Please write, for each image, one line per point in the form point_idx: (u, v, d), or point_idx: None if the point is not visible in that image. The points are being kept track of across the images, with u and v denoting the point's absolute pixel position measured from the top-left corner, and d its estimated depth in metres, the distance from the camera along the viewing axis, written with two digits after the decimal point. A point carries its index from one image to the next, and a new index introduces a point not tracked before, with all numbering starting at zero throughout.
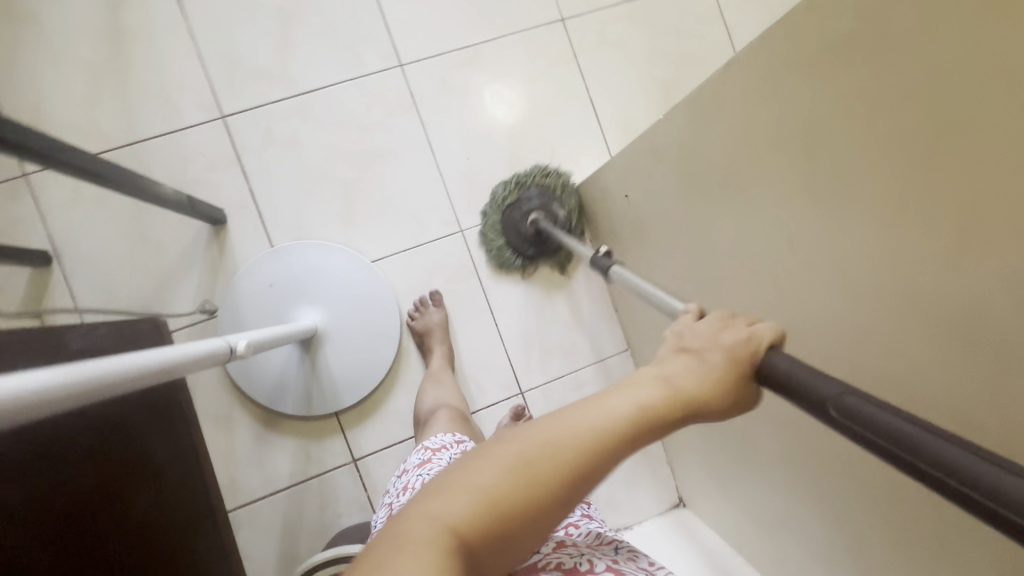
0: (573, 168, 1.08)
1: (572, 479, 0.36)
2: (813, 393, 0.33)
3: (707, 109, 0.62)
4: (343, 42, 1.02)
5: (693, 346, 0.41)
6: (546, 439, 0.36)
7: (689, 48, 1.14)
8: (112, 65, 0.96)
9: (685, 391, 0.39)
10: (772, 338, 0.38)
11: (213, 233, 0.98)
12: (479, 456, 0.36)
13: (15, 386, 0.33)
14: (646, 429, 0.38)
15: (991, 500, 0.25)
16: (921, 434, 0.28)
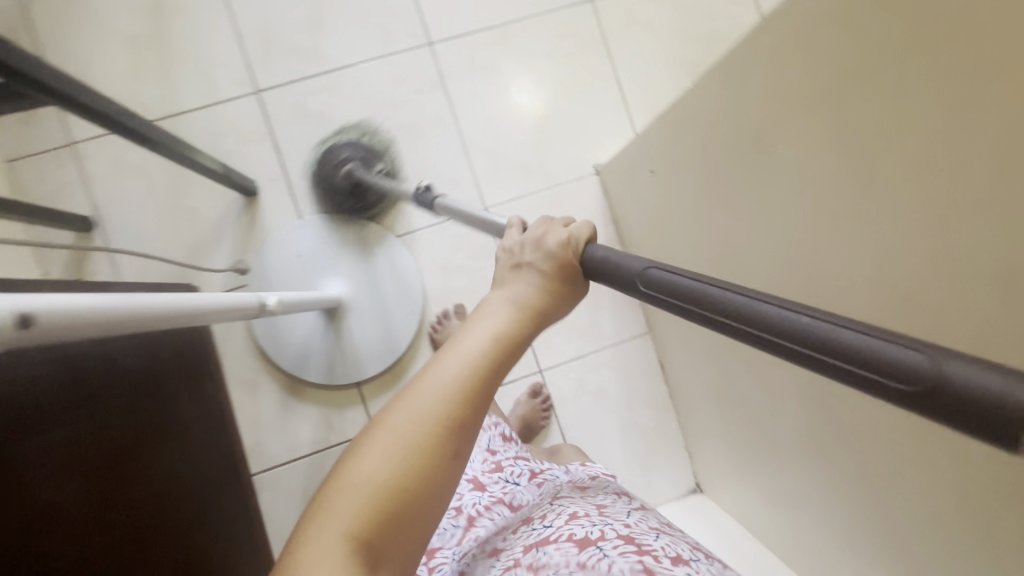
0: (597, 148, 1.08)
1: (459, 437, 0.36)
2: (625, 271, 0.41)
3: (737, 73, 0.60)
4: (375, 20, 1.04)
5: (523, 260, 0.43)
6: (421, 408, 0.35)
7: (720, 29, 1.12)
8: (153, 40, 0.99)
9: (531, 305, 0.41)
10: (587, 238, 0.44)
11: (244, 203, 1.00)
12: (359, 454, 0.34)
13: (73, 304, 0.35)
14: (512, 356, 0.39)
15: (748, 323, 0.32)
16: (700, 285, 0.36)
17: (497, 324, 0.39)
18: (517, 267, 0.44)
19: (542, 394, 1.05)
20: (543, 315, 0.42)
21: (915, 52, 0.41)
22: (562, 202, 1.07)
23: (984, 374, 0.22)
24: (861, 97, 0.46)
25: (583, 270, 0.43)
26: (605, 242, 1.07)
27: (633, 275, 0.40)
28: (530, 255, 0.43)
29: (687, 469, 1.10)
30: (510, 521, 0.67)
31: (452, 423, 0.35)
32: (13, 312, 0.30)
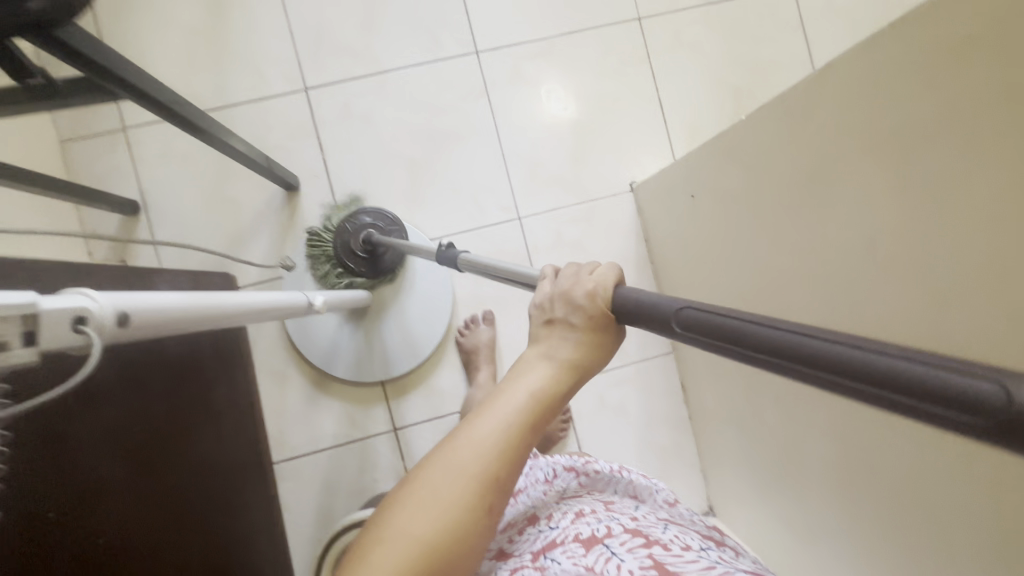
0: (635, 166, 1.09)
1: (493, 494, 0.41)
2: (661, 313, 0.38)
3: (782, 113, 0.60)
4: (425, 27, 1.06)
5: (554, 317, 0.45)
6: (461, 467, 0.40)
7: (766, 57, 1.13)
8: (211, 32, 1.01)
9: (567, 362, 0.44)
10: (615, 280, 0.45)
11: (286, 199, 1.02)
12: (403, 512, 0.39)
13: (165, 303, 0.37)
14: (545, 416, 0.43)
15: (800, 363, 0.30)
16: (733, 319, 0.34)
17: (534, 386, 0.43)
18: (550, 323, 0.46)
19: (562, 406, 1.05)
20: (581, 370, 0.44)
21: (972, 125, 0.41)
22: (595, 217, 1.08)
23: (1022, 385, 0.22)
24: (917, 155, 0.46)
25: (615, 316, 0.44)
26: (636, 261, 1.08)
27: (667, 315, 0.38)
28: (562, 313, 0.45)
29: (700, 492, 1.11)
30: (517, 521, 0.67)
31: (486, 484, 0.40)
32: (113, 312, 0.31)
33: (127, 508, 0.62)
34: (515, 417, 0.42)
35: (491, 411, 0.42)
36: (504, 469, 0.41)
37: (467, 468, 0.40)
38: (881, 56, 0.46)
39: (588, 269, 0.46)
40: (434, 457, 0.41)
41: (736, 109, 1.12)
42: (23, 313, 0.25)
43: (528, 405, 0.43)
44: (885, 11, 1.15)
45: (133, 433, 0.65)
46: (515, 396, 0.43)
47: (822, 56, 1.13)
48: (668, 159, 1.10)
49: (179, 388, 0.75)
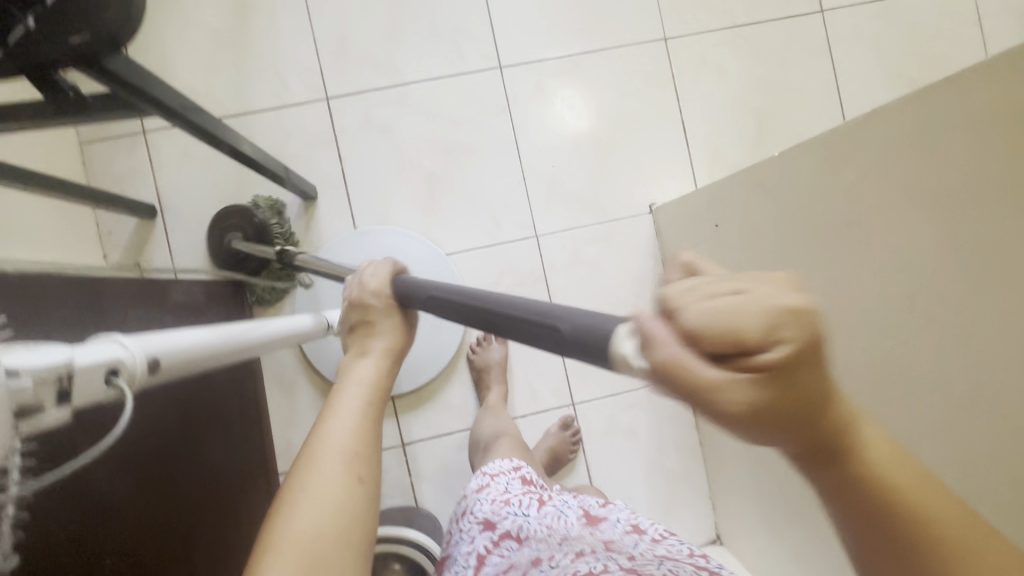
0: (655, 188, 1.08)
1: (362, 471, 0.43)
2: (415, 295, 0.49)
3: (819, 152, 0.59)
4: (449, 39, 1.05)
5: (361, 313, 0.51)
6: (324, 454, 0.42)
7: (793, 81, 1.11)
8: (234, 37, 1.01)
9: (385, 344, 0.50)
10: (388, 275, 0.53)
11: (303, 208, 1.02)
12: (282, 518, 0.40)
13: (194, 340, 0.36)
14: (384, 393, 0.47)
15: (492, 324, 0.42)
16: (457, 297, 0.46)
17: (366, 372, 0.47)
18: (363, 323, 0.51)
19: (572, 427, 1.04)
20: (400, 351, 0.51)
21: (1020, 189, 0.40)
22: (614, 238, 1.07)
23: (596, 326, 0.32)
24: (956, 208, 0.45)
25: (399, 303, 0.51)
26: (652, 283, 1.07)
27: (420, 298, 0.49)
28: (362, 313, 0.51)
29: (708, 519, 1.09)
30: (518, 561, 0.67)
31: (352, 460, 0.42)
32: (144, 358, 0.30)
33: (137, 526, 0.61)
34: (363, 396, 0.46)
35: (336, 400, 0.45)
36: (366, 441, 0.44)
37: (330, 455, 0.42)
38: (934, 105, 0.45)
39: (367, 270, 0.54)
40: (296, 461, 0.43)
41: (761, 132, 1.11)
42: (57, 372, 0.24)
43: (370, 382, 0.47)
44: (916, 39, 1.13)
45: (145, 448, 0.65)
46: (351, 383, 0.46)
47: (849, 81, 1.12)
48: (689, 181, 1.09)
49: (190, 402, 0.74)
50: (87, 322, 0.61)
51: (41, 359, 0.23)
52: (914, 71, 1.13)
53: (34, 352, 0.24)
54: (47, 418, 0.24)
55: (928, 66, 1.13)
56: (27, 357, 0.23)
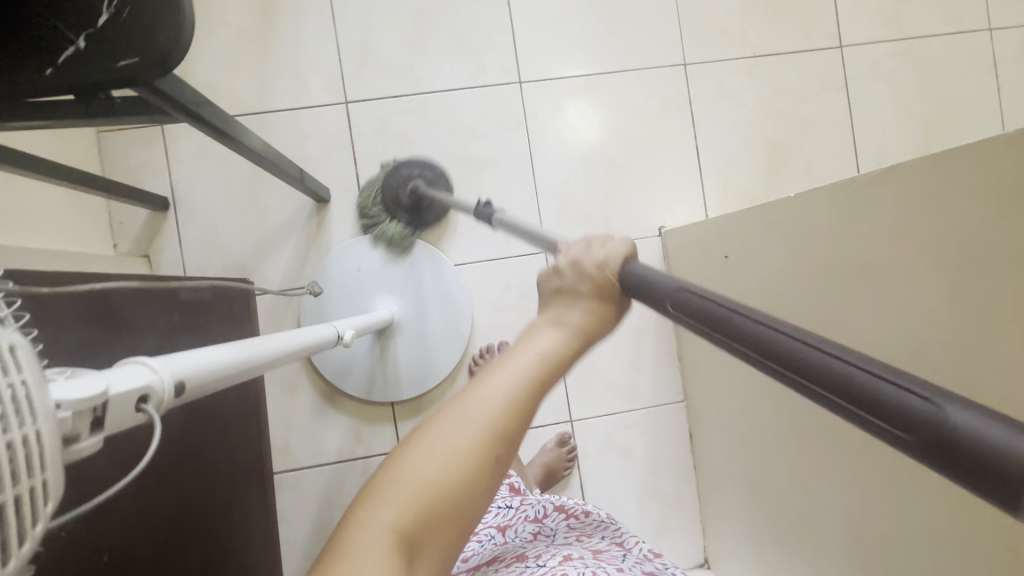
0: (665, 212, 1.09)
1: (500, 447, 0.40)
2: (660, 290, 0.42)
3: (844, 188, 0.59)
4: (471, 52, 1.06)
5: (565, 286, 0.47)
6: (475, 418, 0.40)
7: (807, 115, 1.12)
8: (258, 36, 1.01)
9: (574, 324, 0.45)
10: (625, 253, 0.48)
11: (315, 210, 1.02)
12: (413, 458, 0.39)
13: (218, 359, 0.37)
14: (560, 370, 0.44)
15: (758, 353, 0.34)
16: (718, 306, 0.38)
17: (547, 344, 0.44)
18: (561, 291, 0.47)
19: (568, 445, 1.05)
20: (590, 335, 0.46)
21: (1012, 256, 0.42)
22: None
23: (965, 416, 0.24)
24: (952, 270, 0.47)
25: (620, 288, 0.46)
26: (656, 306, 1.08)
27: (663, 293, 0.42)
28: (571, 281, 0.47)
29: (697, 543, 1.10)
30: (504, 555, 0.68)
31: (497, 437, 0.40)
32: (171, 382, 0.31)
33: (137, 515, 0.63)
34: (530, 372, 0.42)
35: (507, 361, 0.43)
36: (516, 424, 0.41)
37: (478, 419, 0.40)
38: (956, 166, 0.46)
39: (599, 242, 0.49)
40: (448, 406, 0.42)
41: (772, 164, 1.11)
42: (92, 404, 0.24)
43: (544, 359, 0.43)
44: (932, 81, 1.14)
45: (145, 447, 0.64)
46: (529, 352, 0.43)
47: (863, 118, 1.13)
48: (699, 207, 1.10)
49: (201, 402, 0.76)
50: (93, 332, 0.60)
51: (79, 390, 0.24)
52: (927, 114, 1.14)
53: (71, 382, 0.24)
54: (84, 447, 0.24)
55: (941, 109, 1.14)
56: (66, 389, 0.23)
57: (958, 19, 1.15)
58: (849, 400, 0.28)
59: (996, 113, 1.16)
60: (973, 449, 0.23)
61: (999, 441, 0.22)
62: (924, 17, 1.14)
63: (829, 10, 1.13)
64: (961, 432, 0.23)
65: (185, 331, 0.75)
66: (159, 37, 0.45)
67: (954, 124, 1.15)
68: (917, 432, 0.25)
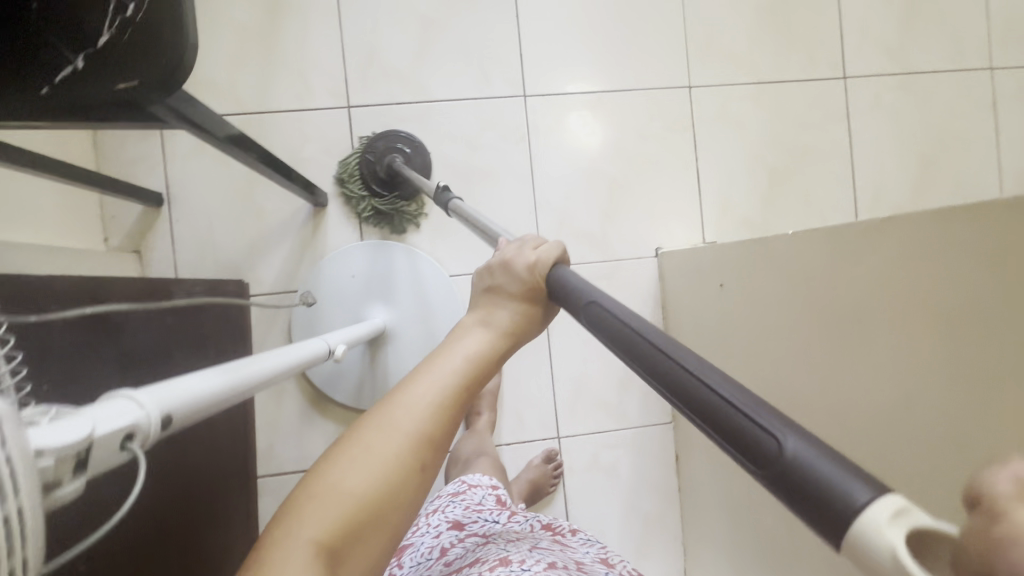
0: (663, 232, 1.09)
1: (427, 452, 0.43)
2: (576, 298, 0.45)
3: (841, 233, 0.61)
4: (477, 62, 1.05)
5: (495, 287, 0.50)
6: (404, 423, 0.42)
7: (808, 143, 1.13)
8: (262, 36, 1.00)
9: (500, 325, 0.49)
10: (558, 256, 0.51)
11: (311, 214, 1.01)
12: (339, 469, 0.40)
13: (206, 387, 0.36)
14: (483, 370, 0.48)
15: (645, 370, 0.37)
16: (616, 319, 0.41)
17: (472, 347, 0.48)
18: (491, 291, 0.51)
19: (555, 461, 1.05)
20: (516, 334, 0.50)
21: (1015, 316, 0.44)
22: (617, 277, 1.07)
23: (795, 445, 0.26)
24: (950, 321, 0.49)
25: (545, 292, 0.50)
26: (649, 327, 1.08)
27: (577, 299, 0.45)
28: (501, 280, 0.50)
29: (678, 564, 1.10)
30: (485, 554, 0.65)
31: (424, 441, 0.43)
32: (157, 416, 0.30)
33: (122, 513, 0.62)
34: (456, 376, 0.45)
35: (433, 368, 0.46)
36: (443, 429, 0.44)
37: (408, 423, 0.42)
38: (956, 225, 0.48)
39: (533, 243, 0.52)
40: (375, 414, 0.43)
41: (772, 189, 1.12)
42: (77, 449, 0.24)
43: (469, 365, 0.47)
44: (932, 116, 1.15)
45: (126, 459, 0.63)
46: (456, 357, 0.47)
47: (863, 149, 1.14)
48: (697, 229, 1.10)
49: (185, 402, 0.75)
50: (75, 362, 0.57)
51: (64, 434, 0.23)
52: (926, 147, 1.15)
53: (55, 426, 0.23)
54: (67, 493, 0.24)
55: (940, 144, 1.15)
56: (51, 435, 0.23)
57: (961, 55, 1.16)
58: (716, 428, 0.30)
59: (993, 149, 1.17)
60: (803, 479, 0.25)
61: (830, 479, 0.25)
62: (928, 51, 1.15)
63: (835, 40, 1.13)
64: (799, 466, 0.26)
65: (177, 334, 0.74)
66: (161, 58, 0.44)
67: (952, 159, 1.16)
68: (767, 465, 0.27)
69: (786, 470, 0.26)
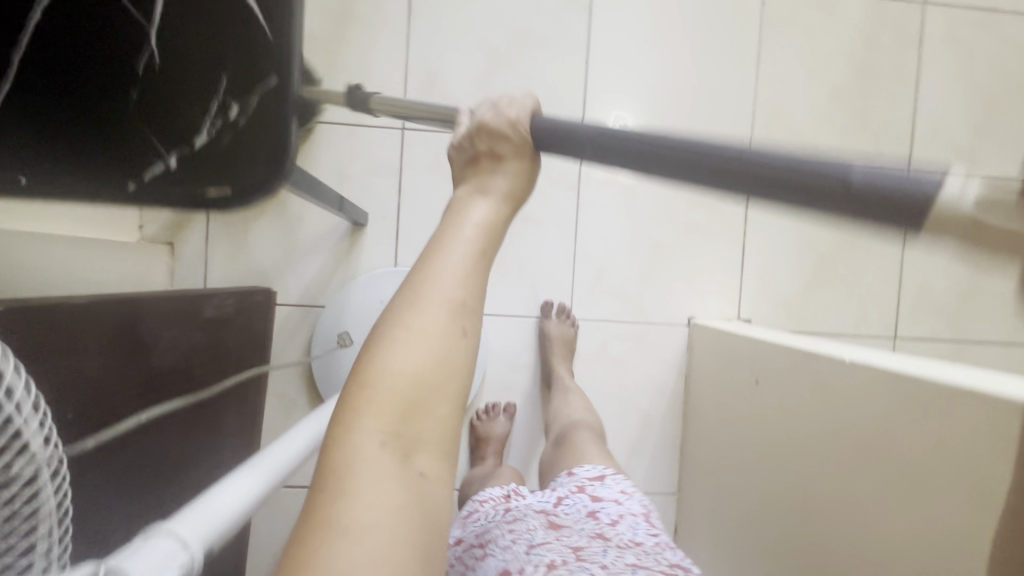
0: (699, 304, 1.06)
1: (462, 320, 0.43)
2: (578, 141, 0.45)
3: (890, 362, 0.60)
4: (537, 102, 1.03)
5: (483, 149, 0.48)
6: (431, 300, 0.42)
7: (860, 234, 1.10)
8: (328, 44, 0.98)
9: (502, 187, 0.47)
10: (531, 109, 0.49)
11: (349, 232, 0.99)
12: (381, 359, 0.41)
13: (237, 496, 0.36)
14: (497, 235, 0.47)
15: (678, 173, 0.40)
16: (628, 138, 0.42)
17: (482, 214, 0.46)
18: (477, 159, 0.49)
19: (566, 318, 1.02)
20: (517, 196, 0.48)
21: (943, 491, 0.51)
22: (646, 342, 1.05)
23: (862, 166, 0.33)
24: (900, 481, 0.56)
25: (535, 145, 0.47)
26: (669, 397, 1.06)
27: (582, 135, 0.44)
28: (487, 147, 0.48)
29: None
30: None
31: (456, 312, 0.43)
32: (201, 546, 0.29)
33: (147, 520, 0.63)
34: (472, 247, 0.45)
35: (446, 246, 0.44)
36: (473, 298, 0.44)
37: (439, 300, 0.42)
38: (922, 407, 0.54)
39: (506, 101, 0.49)
40: (399, 302, 0.43)
41: (815, 275, 1.09)
42: None
43: (482, 237, 0.46)
44: (991, 227, 1.12)
45: (141, 474, 0.61)
46: (465, 228, 0.45)
47: (915, 251, 1.11)
48: (733, 305, 1.07)
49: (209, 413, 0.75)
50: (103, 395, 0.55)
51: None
52: None
53: None
54: None
55: None
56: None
57: None
58: (776, 187, 0.36)
59: None
60: (879, 190, 0.32)
61: (904, 177, 0.31)
62: (999, 157, 1.12)
63: (903, 133, 1.10)
64: (875, 179, 0.32)
65: (205, 350, 0.73)
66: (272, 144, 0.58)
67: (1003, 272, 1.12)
68: (840, 193, 0.33)
69: (857, 194, 0.32)
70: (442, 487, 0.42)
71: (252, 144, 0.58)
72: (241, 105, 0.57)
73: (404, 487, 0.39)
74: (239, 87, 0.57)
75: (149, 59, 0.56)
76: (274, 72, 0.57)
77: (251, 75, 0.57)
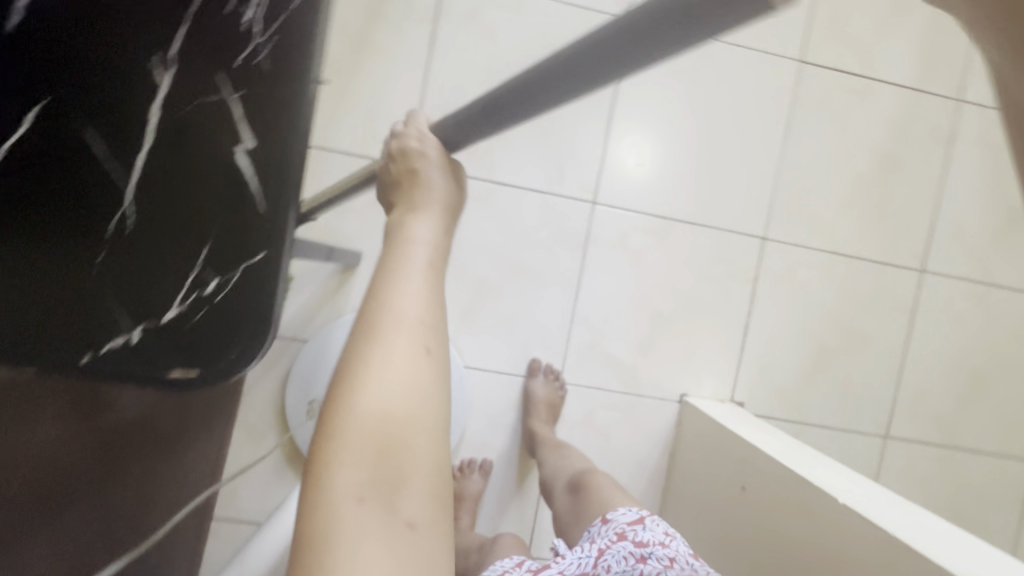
0: (692, 382, 1.04)
1: (423, 337, 0.38)
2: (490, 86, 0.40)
3: (889, 521, 0.59)
4: (554, 156, 0.99)
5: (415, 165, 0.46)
6: (389, 320, 0.38)
7: (866, 330, 1.07)
8: (342, 70, 0.94)
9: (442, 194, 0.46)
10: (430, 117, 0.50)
11: (340, 269, 0.95)
12: (342, 407, 0.36)
13: None
14: (445, 246, 0.44)
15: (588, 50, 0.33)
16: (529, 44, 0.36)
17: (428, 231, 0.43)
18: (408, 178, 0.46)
19: (553, 375, 0.99)
20: (456, 205, 0.47)
21: None
22: (634, 414, 1.03)
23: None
24: None
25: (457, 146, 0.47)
26: (652, 471, 1.03)
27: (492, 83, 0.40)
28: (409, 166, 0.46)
29: None
30: None
31: (418, 330, 0.38)
32: None
33: None
34: (427, 257, 0.42)
35: (403, 257, 0.41)
36: (437, 314, 0.40)
37: (399, 323, 0.38)
38: None
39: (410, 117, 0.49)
40: (355, 333, 0.39)
41: (816, 366, 1.07)
42: None
43: (437, 239, 0.44)
44: (996, 336, 1.10)
45: None
46: (413, 244, 0.42)
47: (918, 353, 1.09)
48: (727, 385, 1.05)
49: None
50: None
51: None
52: (980, 364, 1.10)
53: None
54: None
55: (996, 364, 1.10)
56: None
57: None
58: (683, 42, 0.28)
59: None
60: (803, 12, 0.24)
61: None
62: (1013, 269, 1.10)
63: (923, 234, 1.08)
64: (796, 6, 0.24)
65: None
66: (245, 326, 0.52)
67: (1003, 382, 1.11)
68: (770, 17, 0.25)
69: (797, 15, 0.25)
70: (437, 538, 0.36)
71: (229, 326, 0.51)
72: (222, 280, 0.50)
73: (392, 545, 0.34)
74: (222, 260, 0.49)
75: (120, 222, 0.45)
76: (264, 249, 0.50)
77: (241, 251, 0.50)
